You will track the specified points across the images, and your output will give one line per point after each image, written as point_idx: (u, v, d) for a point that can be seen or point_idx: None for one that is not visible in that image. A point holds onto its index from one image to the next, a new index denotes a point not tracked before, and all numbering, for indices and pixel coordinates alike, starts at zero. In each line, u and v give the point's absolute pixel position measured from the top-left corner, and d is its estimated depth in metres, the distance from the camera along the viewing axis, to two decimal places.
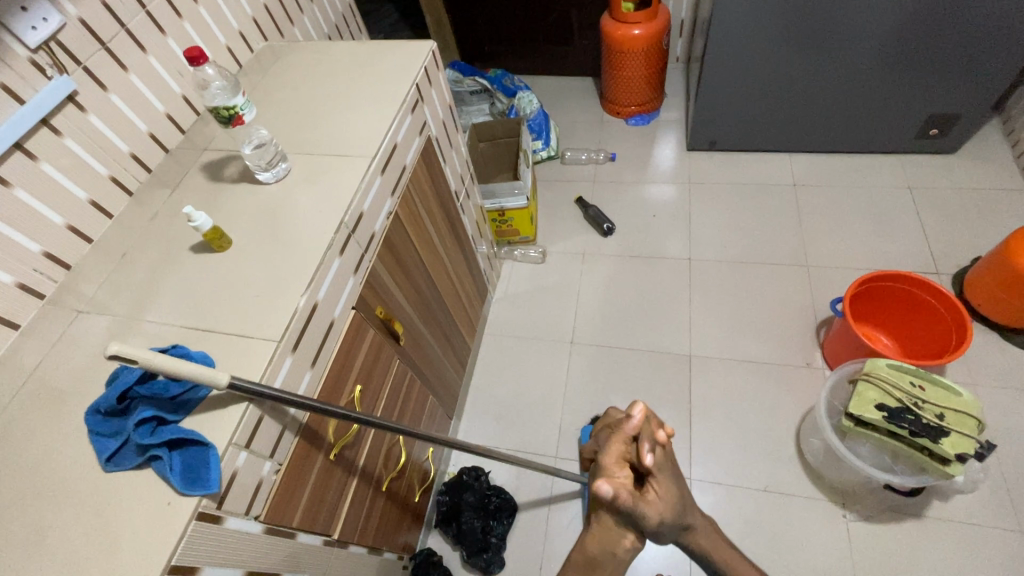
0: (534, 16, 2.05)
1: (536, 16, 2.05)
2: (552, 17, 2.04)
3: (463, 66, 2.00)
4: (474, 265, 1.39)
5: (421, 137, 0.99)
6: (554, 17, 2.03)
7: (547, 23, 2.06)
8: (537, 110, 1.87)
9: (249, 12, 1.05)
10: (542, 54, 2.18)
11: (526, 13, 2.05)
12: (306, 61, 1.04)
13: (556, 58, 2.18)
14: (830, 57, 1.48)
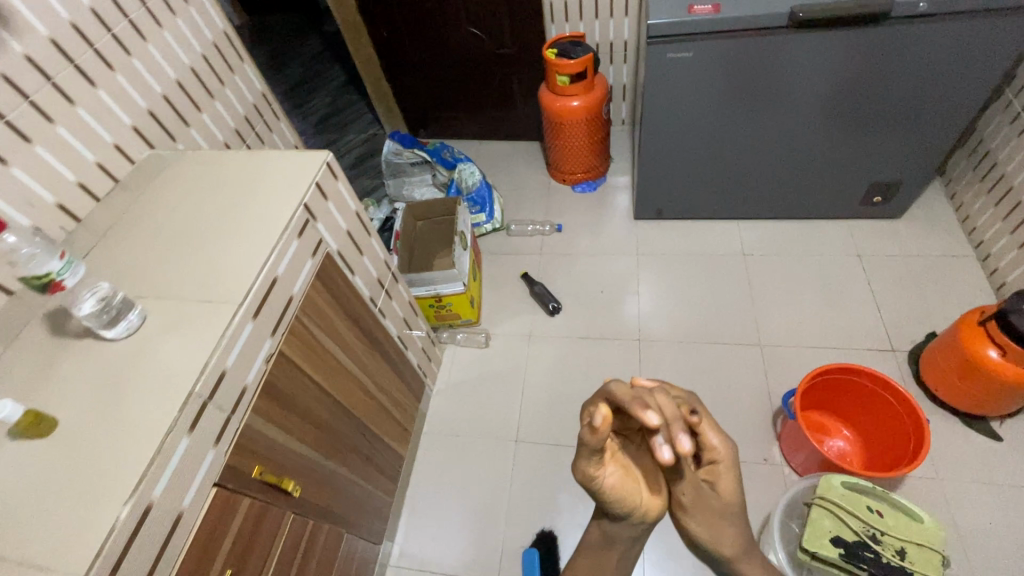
0: (473, 85, 2.01)
1: (476, 85, 2.00)
2: (491, 87, 1.99)
3: (402, 136, 1.92)
4: (402, 366, 1.27)
5: (316, 258, 0.89)
6: (494, 85, 1.99)
7: (487, 92, 2.02)
8: (481, 182, 1.80)
9: (126, 123, 0.95)
10: (485, 120, 2.13)
11: (465, 82, 2.00)
12: (191, 174, 0.94)
13: (500, 124, 2.13)
14: (770, 131, 1.44)
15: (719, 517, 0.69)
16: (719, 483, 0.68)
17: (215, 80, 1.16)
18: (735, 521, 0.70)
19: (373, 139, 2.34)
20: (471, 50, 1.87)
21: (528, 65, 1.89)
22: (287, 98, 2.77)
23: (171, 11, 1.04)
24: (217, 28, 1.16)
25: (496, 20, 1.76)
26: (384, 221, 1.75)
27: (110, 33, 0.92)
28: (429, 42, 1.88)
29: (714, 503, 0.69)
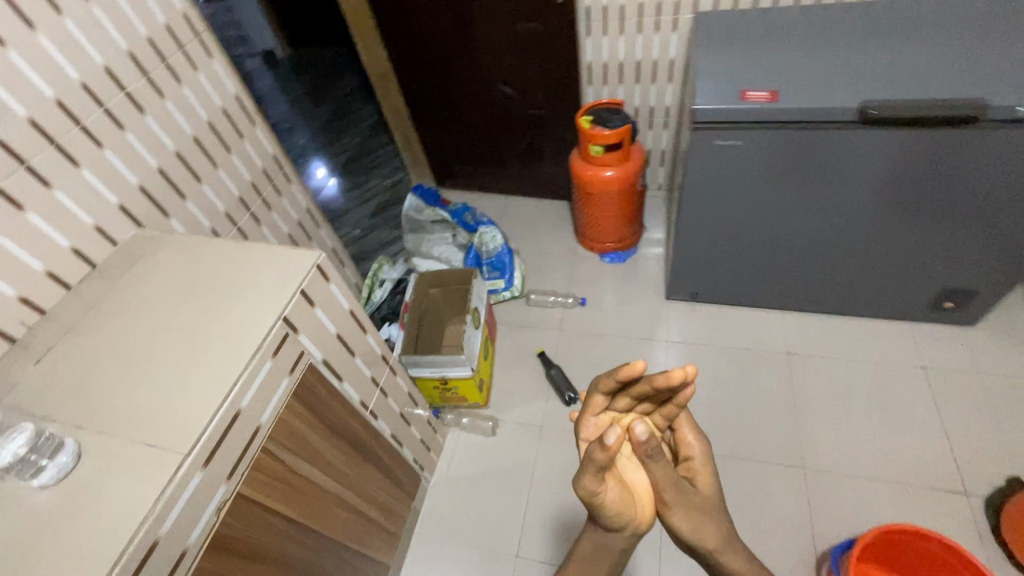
0: (502, 141, 1.92)
1: (506, 141, 1.91)
2: (521, 144, 1.90)
3: (424, 191, 1.83)
4: (395, 466, 1.15)
5: (295, 375, 0.78)
6: (524, 143, 1.89)
7: (516, 149, 1.92)
8: (503, 246, 1.69)
9: (112, 202, 0.87)
10: (512, 176, 2.03)
11: (494, 137, 1.91)
12: (172, 264, 0.85)
13: (528, 182, 2.02)
14: (829, 224, 1.28)
15: (701, 511, 0.71)
16: (695, 477, 0.74)
17: (220, 148, 1.08)
18: (715, 519, 0.71)
19: (396, 187, 2.26)
20: (502, 107, 1.79)
21: (561, 125, 1.78)
22: (316, 137, 2.74)
23: (177, 80, 0.97)
24: (227, 93, 1.09)
25: (529, 79, 1.67)
26: (396, 283, 1.65)
27: (103, 108, 0.85)
28: (459, 96, 1.81)
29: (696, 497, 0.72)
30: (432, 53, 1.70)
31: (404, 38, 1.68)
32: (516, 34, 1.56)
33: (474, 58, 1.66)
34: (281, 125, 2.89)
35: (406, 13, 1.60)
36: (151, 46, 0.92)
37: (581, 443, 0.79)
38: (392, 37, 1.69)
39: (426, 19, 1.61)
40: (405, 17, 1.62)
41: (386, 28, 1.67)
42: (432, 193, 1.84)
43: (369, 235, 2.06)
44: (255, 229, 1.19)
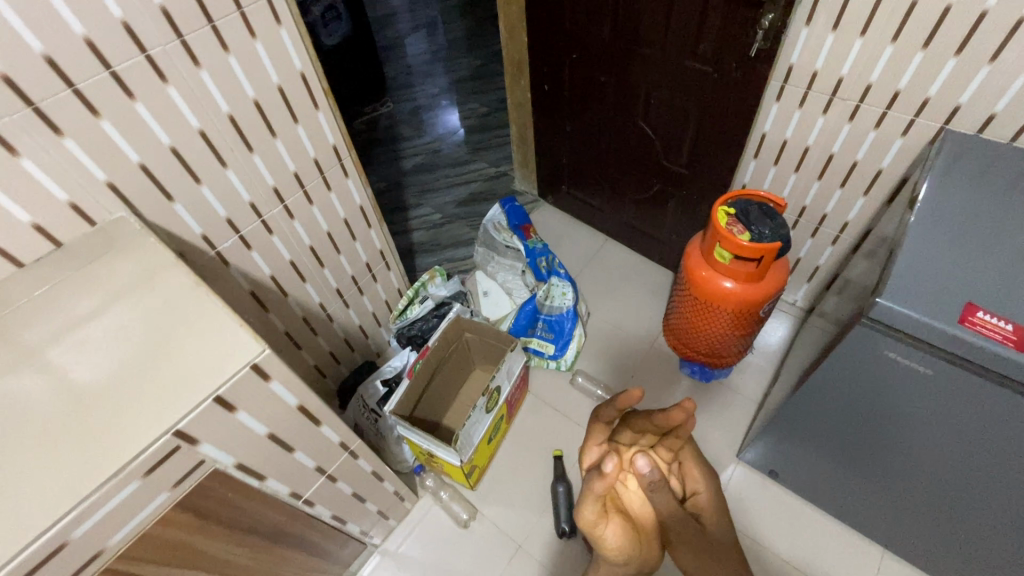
0: (621, 183, 1.58)
1: (625, 184, 1.57)
2: (641, 195, 1.55)
3: (514, 207, 1.58)
4: (328, 543, 0.99)
5: (181, 487, 0.61)
6: (645, 195, 1.54)
7: (635, 196, 1.57)
8: (570, 310, 1.41)
9: (99, 179, 0.74)
10: (621, 221, 1.70)
11: (614, 175, 1.58)
12: (122, 278, 0.70)
13: (636, 234, 1.68)
14: (1000, 520, 0.87)
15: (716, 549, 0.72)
16: (704, 517, 0.76)
17: (264, 131, 0.91)
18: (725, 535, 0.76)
19: (497, 180, 2.02)
20: (633, 148, 1.44)
21: (695, 196, 1.40)
22: (448, 89, 2.54)
23: (225, 47, 0.79)
24: (292, 69, 0.89)
25: (675, 132, 1.30)
26: (438, 305, 1.45)
27: (110, 71, 0.69)
28: (588, 118, 1.49)
29: (706, 537, 0.73)
30: (574, 60, 1.38)
31: (549, 33, 1.38)
32: (676, 76, 1.19)
33: (620, 83, 1.32)
34: (422, 64, 2.72)
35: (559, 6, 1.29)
36: (197, 3, 0.73)
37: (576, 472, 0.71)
38: (537, 26, 1.39)
39: (580, 16, 1.27)
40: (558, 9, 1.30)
41: (534, 14, 1.37)
42: (523, 212, 1.59)
43: (447, 227, 1.87)
44: (285, 223, 1.03)
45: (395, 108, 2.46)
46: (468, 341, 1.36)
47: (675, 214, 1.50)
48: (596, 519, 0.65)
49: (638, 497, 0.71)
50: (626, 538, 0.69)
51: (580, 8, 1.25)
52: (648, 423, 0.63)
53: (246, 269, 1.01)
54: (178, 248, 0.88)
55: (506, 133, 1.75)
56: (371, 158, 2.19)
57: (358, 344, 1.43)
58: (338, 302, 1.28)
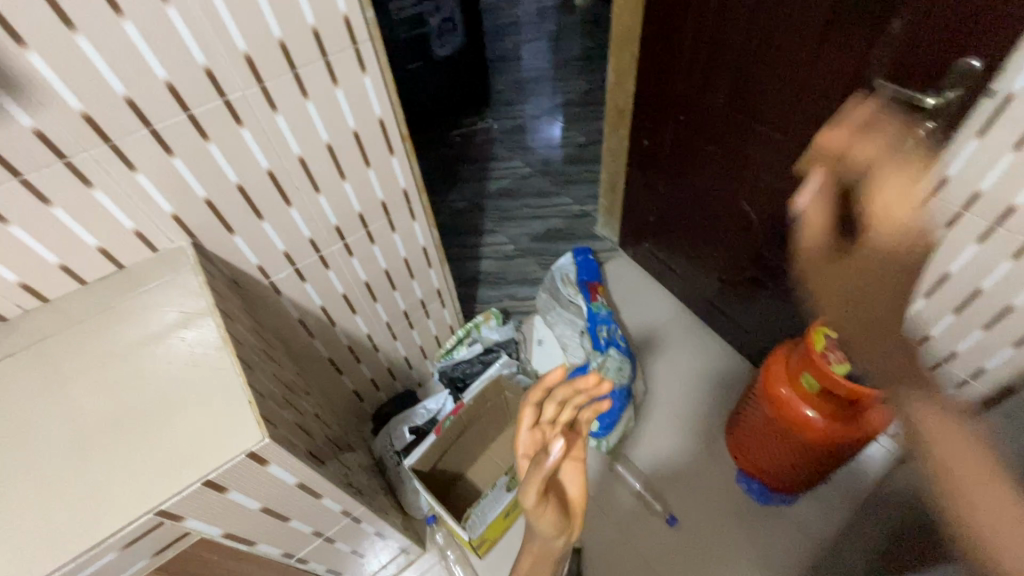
0: (710, 256, 1.42)
1: (713, 259, 1.41)
2: (730, 275, 1.38)
3: (584, 264, 1.54)
4: None
5: (164, 555, 0.60)
6: (734, 276, 1.37)
7: (722, 274, 1.41)
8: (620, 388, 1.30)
9: (166, 211, 0.75)
10: (702, 295, 1.54)
11: (703, 246, 1.42)
12: (163, 317, 0.71)
13: (717, 312, 1.51)
14: None
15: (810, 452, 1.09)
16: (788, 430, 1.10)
17: (333, 174, 0.89)
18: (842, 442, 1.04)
19: (578, 220, 1.92)
20: (729, 225, 1.28)
21: (792, 293, 1.22)
22: (550, 112, 2.47)
23: (305, 94, 0.77)
24: (370, 115, 0.86)
25: (781, 221, 1.13)
26: (486, 350, 1.41)
27: (187, 114, 0.69)
28: (684, 182, 1.35)
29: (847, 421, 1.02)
30: (680, 121, 1.25)
31: (657, 87, 1.26)
32: (794, 163, 1.03)
33: (727, 156, 1.17)
34: (530, 81, 2.65)
35: (674, 63, 1.17)
36: (282, 52, 0.71)
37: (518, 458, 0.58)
38: (647, 78, 1.27)
39: (695, 78, 1.14)
40: (672, 65, 1.18)
41: (645, 66, 1.26)
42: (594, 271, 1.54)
43: (517, 261, 1.81)
44: (342, 260, 1.02)
45: (494, 124, 2.43)
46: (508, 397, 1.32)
47: (766, 304, 1.32)
48: (539, 505, 0.55)
49: (568, 480, 0.59)
50: (563, 523, 0.58)
51: (697, 69, 1.12)
52: (580, 395, 0.59)
53: (297, 299, 1.01)
54: (234, 276, 0.89)
55: (595, 177, 1.65)
56: (459, 174, 2.17)
57: (401, 374, 1.41)
58: (386, 335, 1.26)
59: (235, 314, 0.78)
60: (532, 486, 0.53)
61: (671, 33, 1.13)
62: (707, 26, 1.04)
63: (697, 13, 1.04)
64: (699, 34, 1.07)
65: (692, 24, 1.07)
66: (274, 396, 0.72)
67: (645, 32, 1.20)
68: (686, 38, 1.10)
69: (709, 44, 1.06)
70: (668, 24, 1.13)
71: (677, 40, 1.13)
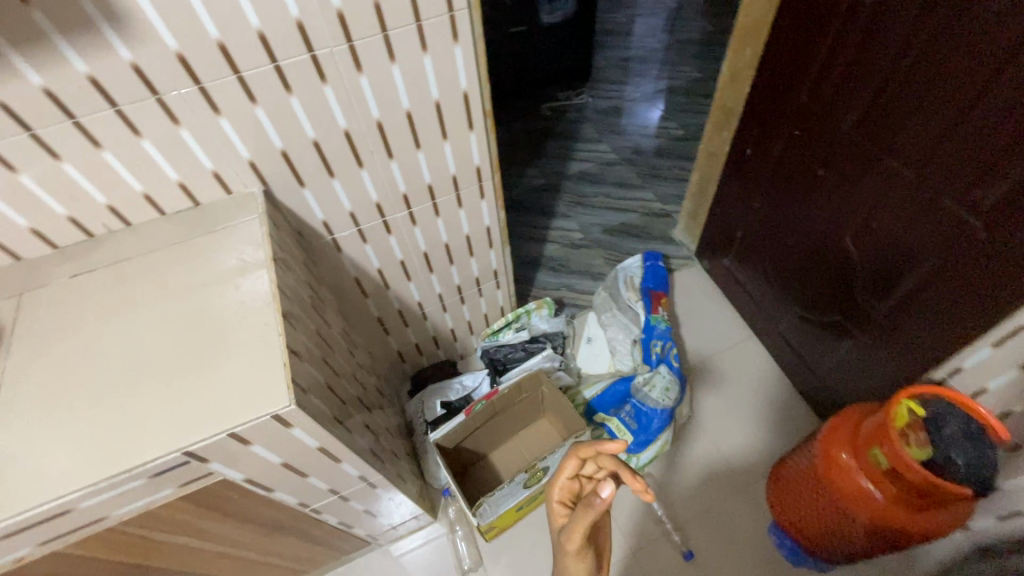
0: (795, 288, 1.28)
1: (798, 292, 1.27)
2: (813, 313, 1.25)
3: (651, 269, 1.45)
4: (332, 539, 1.01)
5: (189, 488, 0.64)
6: (818, 315, 1.23)
7: (804, 310, 1.28)
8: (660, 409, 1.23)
9: (244, 156, 0.76)
10: (775, 327, 1.41)
11: (789, 276, 1.29)
12: (225, 261, 0.73)
13: (787, 349, 1.39)
14: None
15: None
16: None
17: (409, 142, 0.87)
18: None
19: (656, 219, 1.82)
20: (825, 260, 1.15)
21: (881, 350, 1.08)
22: (652, 98, 2.31)
23: (391, 57, 0.74)
24: (455, 88, 0.83)
25: (889, 269, 0.99)
26: (532, 339, 1.39)
27: (274, 65, 0.69)
28: (784, 203, 1.21)
29: None
30: (795, 135, 1.11)
31: (777, 93, 1.12)
32: (922, 208, 0.88)
33: (840, 183, 1.03)
34: (636, 60, 2.49)
35: (803, 68, 1.02)
36: (375, 12, 0.68)
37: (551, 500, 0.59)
38: (767, 80, 1.14)
39: (822, 89, 1.00)
40: (799, 71, 1.04)
41: (768, 66, 1.12)
42: (660, 279, 1.44)
43: (583, 251, 1.75)
44: (405, 227, 1.02)
45: (590, 102, 2.32)
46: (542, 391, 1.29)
47: (847, 355, 1.19)
48: (580, 550, 0.54)
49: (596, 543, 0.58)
50: None
51: (828, 80, 0.98)
52: (625, 474, 0.59)
53: (356, 259, 1.02)
54: (299, 228, 0.90)
55: (685, 177, 1.53)
56: (542, 150, 2.11)
57: (445, 345, 1.42)
58: (437, 305, 1.26)
59: (291, 268, 0.80)
60: (576, 533, 0.53)
61: (808, 32, 0.98)
62: (854, 31, 0.89)
63: (844, 14, 0.90)
64: (840, 39, 0.92)
65: (835, 25, 0.92)
66: (314, 356, 0.74)
67: (777, 27, 1.06)
68: (823, 41, 0.96)
69: (850, 53, 0.91)
70: (806, 22, 0.98)
71: (812, 43, 0.98)
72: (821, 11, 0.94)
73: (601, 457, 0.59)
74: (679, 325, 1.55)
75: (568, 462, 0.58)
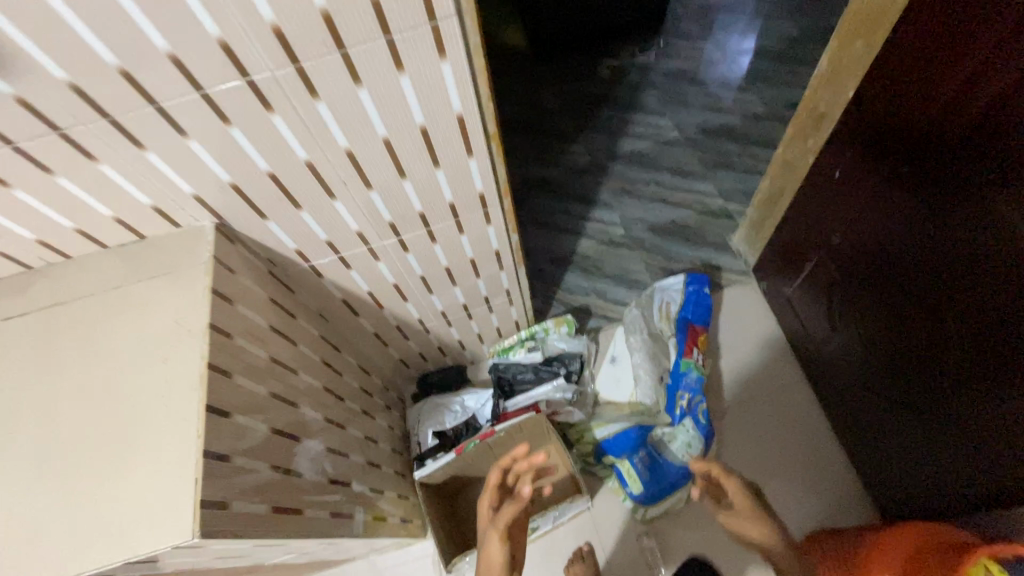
0: (864, 349, 1.06)
1: (867, 355, 1.06)
2: (882, 384, 1.04)
3: (692, 298, 1.30)
4: (309, 566, 0.99)
5: None
6: (888, 388, 1.02)
7: (871, 375, 1.06)
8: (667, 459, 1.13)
9: (187, 190, 0.64)
10: (833, 379, 1.20)
11: (858, 334, 1.06)
12: (155, 321, 0.62)
13: (842, 405, 1.19)
14: None
15: None
16: None
17: (390, 172, 0.71)
18: None
19: (713, 221, 1.57)
20: (910, 333, 0.92)
21: (967, 452, 0.88)
22: (732, 61, 1.95)
23: (356, 80, 0.57)
24: (447, 112, 0.65)
25: (1001, 368, 0.77)
26: (545, 361, 1.26)
27: (201, 93, 0.53)
28: (869, 252, 0.97)
29: None
30: (899, 174, 0.85)
31: (889, 112, 0.85)
32: None
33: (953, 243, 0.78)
34: (721, 8, 2.08)
35: (935, 87, 0.75)
36: (326, 27, 0.51)
37: (481, 503, 0.94)
38: (878, 93, 0.87)
39: (952, 117, 0.73)
40: (929, 86, 0.76)
41: (883, 76, 0.85)
42: (700, 311, 1.29)
43: (621, 251, 1.55)
44: (396, 254, 0.88)
45: (657, 60, 1.98)
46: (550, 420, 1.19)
47: (915, 441, 0.98)
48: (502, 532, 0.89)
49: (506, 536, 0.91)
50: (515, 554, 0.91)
51: (965, 115, 0.72)
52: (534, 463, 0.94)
53: (341, 283, 0.91)
54: (269, 257, 0.79)
55: (755, 182, 1.28)
56: (592, 119, 1.85)
57: (453, 353, 1.31)
58: (441, 321, 1.14)
59: (245, 319, 0.69)
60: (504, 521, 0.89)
61: (949, 44, 0.72)
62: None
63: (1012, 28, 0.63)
64: (998, 64, 0.66)
65: (995, 41, 0.66)
66: (257, 434, 0.65)
67: (908, 26, 0.78)
68: (971, 62, 0.69)
69: (1012, 83, 0.65)
70: (952, 27, 0.71)
71: (955, 60, 0.71)
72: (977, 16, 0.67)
73: (514, 463, 0.94)
74: (719, 357, 1.38)
75: (494, 473, 0.93)
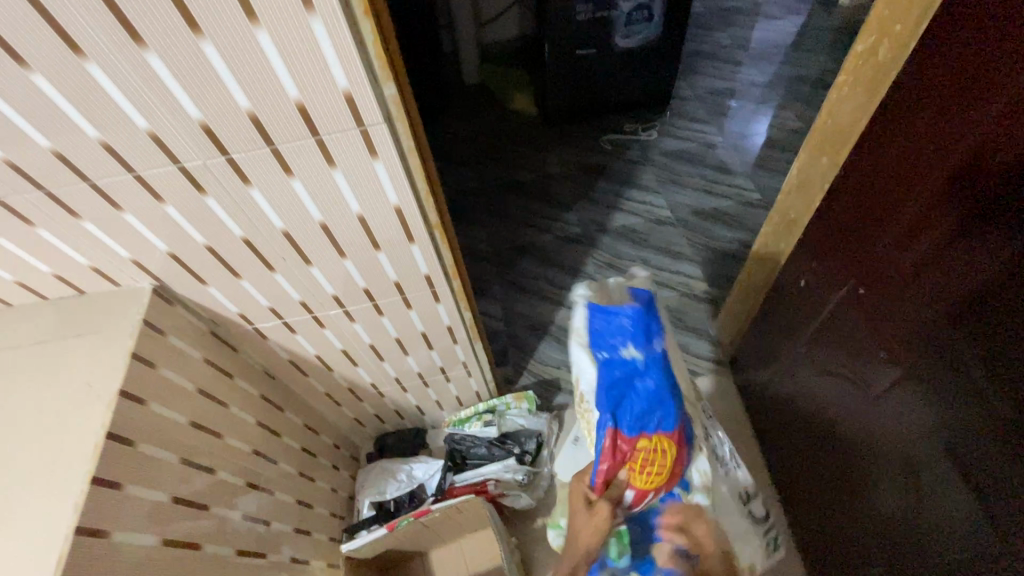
0: (820, 455, 1.00)
1: (830, 450, 0.96)
2: (836, 496, 0.97)
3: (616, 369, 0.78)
4: None
5: None
6: (846, 497, 0.93)
7: (832, 478, 0.96)
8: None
9: (127, 256, 0.66)
10: (798, 476, 1.10)
11: (816, 437, 1.00)
12: (72, 381, 0.63)
13: (805, 508, 1.09)
14: None
15: None
16: None
17: (330, 252, 0.72)
18: None
19: (694, 305, 1.55)
20: (878, 424, 0.81)
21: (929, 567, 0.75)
22: (734, 147, 1.97)
23: (287, 172, 0.59)
24: (383, 202, 0.66)
25: (964, 468, 0.67)
26: (500, 437, 1.22)
27: (133, 174, 0.56)
28: (829, 346, 0.92)
29: None
30: (860, 291, 0.82)
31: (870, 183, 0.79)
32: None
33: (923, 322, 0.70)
34: (728, 96, 2.14)
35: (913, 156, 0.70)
36: (254, 125, 0.53)
37: None
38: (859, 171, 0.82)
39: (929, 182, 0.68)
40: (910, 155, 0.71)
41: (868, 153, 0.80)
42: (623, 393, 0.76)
43: None
44: (342, 322, 0.89)
45: (659, 138, 2.03)
46: (497, 500, 1.17)
47: (881, 551, 0.86)
48: None
49: None
50: None
51: (921, 238, 0.69)
52: None
53: (287, 344, 0.91)
54: (212, 318, 0.81)
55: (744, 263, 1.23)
56: (588, 191, 1.88)
57: (411, 416, 1.30)
58: (394, 385, 1.14)
59: (165, 382, 0.70)
60: None
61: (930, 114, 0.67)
62: (974, 186, 0.61)
63: (962, 159, 0.62)
64: (953, 192, 0.64)
65: (949, 169, 0.64)
66: (153, 506, 0.65)
67: (876, 143, 0.78)
68: (930, 187, 0.68)
69: (961, 213, 0.63)
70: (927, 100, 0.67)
71: (914, 178, 0.70)
72: (936, 143, 0.66)
73: None
74: None
75: None
